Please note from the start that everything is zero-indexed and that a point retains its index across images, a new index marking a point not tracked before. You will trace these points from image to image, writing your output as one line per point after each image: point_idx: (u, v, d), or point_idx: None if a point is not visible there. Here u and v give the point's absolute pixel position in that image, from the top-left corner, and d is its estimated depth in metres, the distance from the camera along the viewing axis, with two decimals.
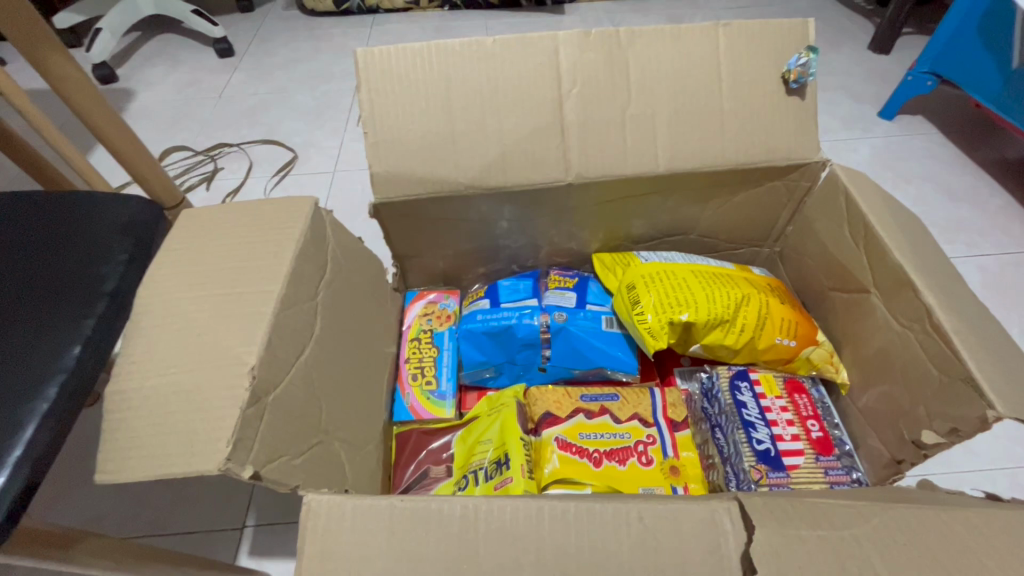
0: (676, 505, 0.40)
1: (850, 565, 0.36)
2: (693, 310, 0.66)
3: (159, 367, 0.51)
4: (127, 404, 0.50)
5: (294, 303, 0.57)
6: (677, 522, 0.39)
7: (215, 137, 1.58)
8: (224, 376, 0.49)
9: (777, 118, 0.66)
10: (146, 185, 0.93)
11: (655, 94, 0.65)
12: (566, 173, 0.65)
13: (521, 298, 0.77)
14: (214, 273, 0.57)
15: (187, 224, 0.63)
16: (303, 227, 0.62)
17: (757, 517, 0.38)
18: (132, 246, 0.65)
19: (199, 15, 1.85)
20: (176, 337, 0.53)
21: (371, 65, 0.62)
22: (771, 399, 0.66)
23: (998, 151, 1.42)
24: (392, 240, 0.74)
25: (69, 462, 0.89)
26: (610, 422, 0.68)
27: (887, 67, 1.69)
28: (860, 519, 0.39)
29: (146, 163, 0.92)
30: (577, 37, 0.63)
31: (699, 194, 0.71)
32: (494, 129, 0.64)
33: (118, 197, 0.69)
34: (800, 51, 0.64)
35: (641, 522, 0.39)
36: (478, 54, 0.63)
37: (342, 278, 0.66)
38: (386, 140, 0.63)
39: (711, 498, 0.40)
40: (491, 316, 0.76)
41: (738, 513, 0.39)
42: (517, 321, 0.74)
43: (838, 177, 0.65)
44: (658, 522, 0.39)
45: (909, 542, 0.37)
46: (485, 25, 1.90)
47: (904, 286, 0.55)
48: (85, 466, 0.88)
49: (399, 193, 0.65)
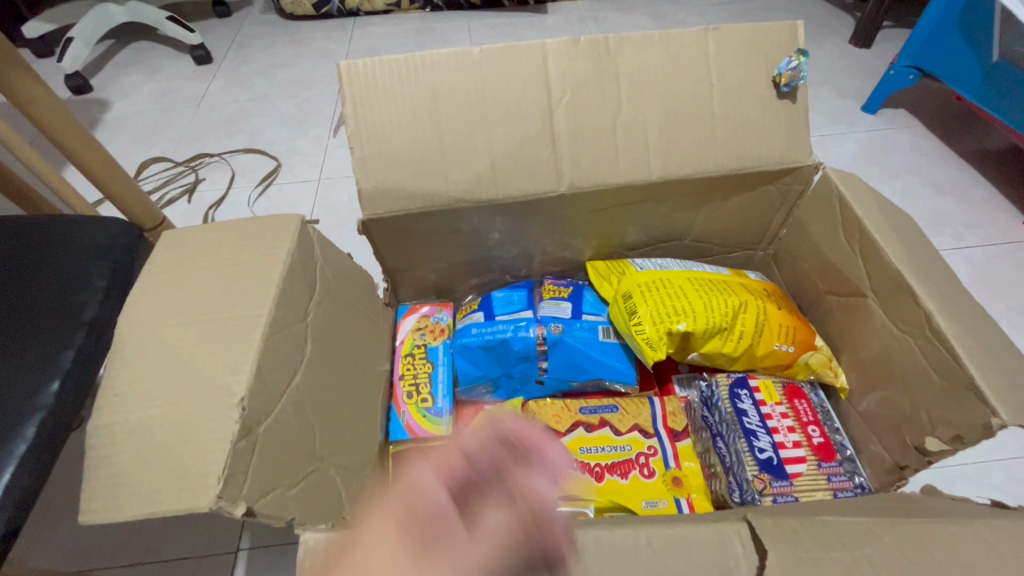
0: (685, 528, 0.39)
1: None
2: (691, 319, 0.65)
3: (145, 399, 0.49)
4: (112, 439, 0.48)
5: (284, 326, 0.55)
6: (686, 547, 0.38)
7: (195, 147, 1.54)
8: (211, 408, 0.47)
9: (769, 122, 0.65)
10: (122, 204, 0.90)
11: (646, 100, 0.64)
12: (558, 184, 0.64)
13: (516, 310, 0.76)
14: (198, 298, 0.55)
15: (170, 247, 0.61)
16: (290, 246, 0.60)
17: (768, 540, 0.38)
18: (111, 272, 0.63)
19: (175, 22, 1.81)
20: (161, 367, 0.51)
21: (355, 78, 0.60)
22: (771, 406, 0.66)
23: (979, 142, 1.44)
24: (382, 255, 0.73)
25: (51, 491, 0.86)
26: (610, 434, 0.67)
27: (868, 61, 1.70)
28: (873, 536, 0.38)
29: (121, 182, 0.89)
30: (567, 45, 0.62)
31: (693, 200, 0.70)
32: (484, 141, 0.62)
33: (93, 220, 0.66)
34: (791, 55, 0.64)
35: (651, 548, 0.38)
36: (466, 65, 0.61)
37: (332, 296, 0.65)
38: (373, 155, 0.61)
39: (720, 520, 0.40)
40: (485, 330, 0.74)
41: (748, 535, 0.38)
42: (513, 335, 0.73)
43: (831, 181, 0.65)
44: (671, 548, 0.38)
45: (922, 560, 0.37)
46: (468, 27, 1.87)
47: (902, 291, 0.55)
48: (69, 494, 0.85)
49: (388, 208, 0.63)
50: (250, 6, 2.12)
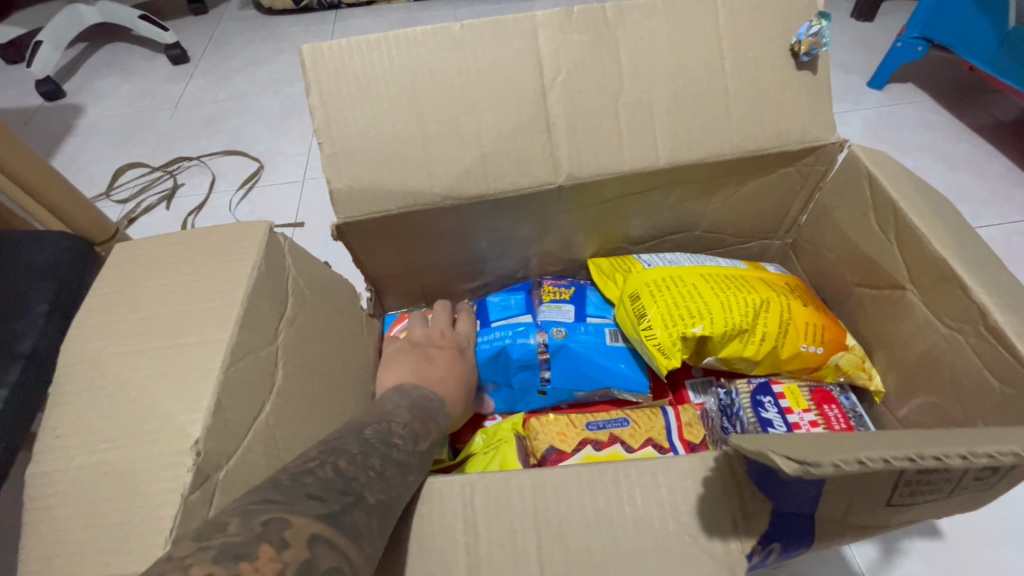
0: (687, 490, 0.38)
1: (830, 499, 0.38)
2: (708, 322, 0.58)
3: (90, 442, 0.42)
4: (51, 490, 0.41)
5: (250, 350, 0.48)
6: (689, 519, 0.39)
7: (173, 150, 1.47)
8: (165, 452, 0.40)
9: (788, 97, 0.58)
10: (66, 214, 0.82)
11: (652, 77, 0.57)
12: (555, 174, 0.57)
13: (514, 315, 0.70)
14: (153, 321, 0.49)
15: (121, 263, 0.54)
16: (256, 257, 0.53)
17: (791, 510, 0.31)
18: (55, 294, 0.58)
19: (148, 21, 1.72)
20: (108, 403, 0.44)
21: (320, 64, 0.53)
22: (799, 414, 0.59)
23: (990, 113, 1.37)
24: (364, 263, 0.66)
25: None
26: (621, 452, 0.60)
27: (874, 35, 1.63)
28: (894, 438, 0.34)
29: (66, 190, 0.81)
30: (558, 18, 0.55)
31: (704, 188, 0.63)
32: (470, 130, 0.56)
33: (39, 237, 0.62)
34: (811, 19, 0.57)
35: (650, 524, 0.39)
36: (446, 45, 0.54)
37: (308, 310, 0.58)
38: (345, 150, 0.55)
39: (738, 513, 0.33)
40: (484, 338, 0.69)
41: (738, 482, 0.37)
42: (512, 341, 0.67)
43: (859, 160, 0.58)
44: (661, 508, 0.39)
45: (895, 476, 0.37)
46: (454, 15, 1.80)
47: (949, 282, 0.49)
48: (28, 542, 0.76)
49: (365, 209, 0.56)
50: (228, 2, 2.03)
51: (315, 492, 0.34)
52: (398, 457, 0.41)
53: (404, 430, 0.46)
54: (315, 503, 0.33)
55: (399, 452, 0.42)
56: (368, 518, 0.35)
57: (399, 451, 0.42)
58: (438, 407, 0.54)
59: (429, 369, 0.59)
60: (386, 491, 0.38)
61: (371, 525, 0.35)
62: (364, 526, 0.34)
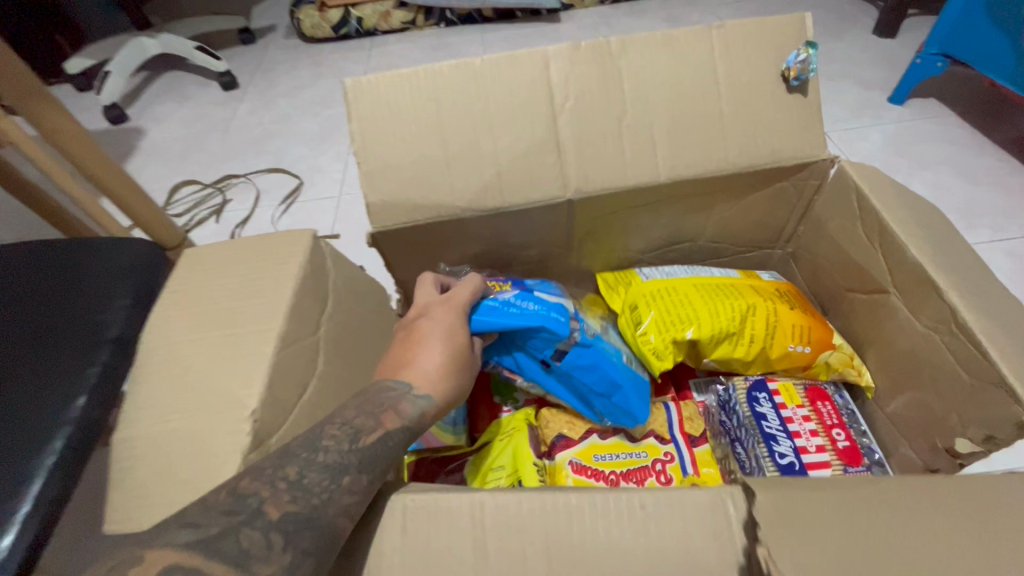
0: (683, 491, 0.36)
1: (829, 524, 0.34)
2: (698, 326, 0.64)
3: (164, 413, 0.51)
4: (132, 451, 0.49)
5: (296, 338, 0.55)
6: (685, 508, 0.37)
7: (223, 168, 1.61)
8: (225, 421, 0.48)
9: (780, 117, 0.64)
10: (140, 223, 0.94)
11: (652, 102, 0.63)
12: (564, 189, 0.64)
13: (558, 296, 0.68)
14: (215, 315, 0.57)
15: (189, 265, 0.63)
16: (301, 260, 0.61)
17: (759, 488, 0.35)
18: (134, 290, 0.68)
19: (204, 51, 1.89)
20: (178, 381, 0.53)
21: (360, 95, 0.61)
22: (792, 409, 0.64)
23: (1013, 128, 1.37)
24: (394, 267, 0.74)
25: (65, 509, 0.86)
26: (626, 441, 0.66)
27: (894, 52, 1.65)
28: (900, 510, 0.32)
29: (138, 202, 0.92)
30: (566, 51, 0.62)
31: (703, 201, 0.69)
32: (488, 150, 0.63)
33: (119, 243, 0.72)
34: (799, 48, 0.63)
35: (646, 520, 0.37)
36: (468, 77, 0.62)
37: (344, 307, 0.65)
38: (379, 168, 0.63)
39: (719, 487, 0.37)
40: (515, 303, 0.63)
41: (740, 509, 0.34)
42: (554, 316, 0.63)
43: (847, 174, 0.63)
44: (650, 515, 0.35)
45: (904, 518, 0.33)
46: (482, 40, 1.91)
47: (925, 286, 0.53)
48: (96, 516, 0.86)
49: (396, 219, 0.64)
50: (274, 32, 2.20)
51: (192, 519, 0.33)
52: (325, 462, 0.38)
53: (340, 430, 0.41)
54: (186, 531, 0.32)
55: (327, 456, 0.39)
56: (264, 537, 0.33)
57: (330, 454, 0.39)
58: (400, 394, 0.47)
59: (414, 353, 0.52)
60: (301, 502, 0.35)
61: (268, 543, 0.33)
62: (253, 548, 0.32)
